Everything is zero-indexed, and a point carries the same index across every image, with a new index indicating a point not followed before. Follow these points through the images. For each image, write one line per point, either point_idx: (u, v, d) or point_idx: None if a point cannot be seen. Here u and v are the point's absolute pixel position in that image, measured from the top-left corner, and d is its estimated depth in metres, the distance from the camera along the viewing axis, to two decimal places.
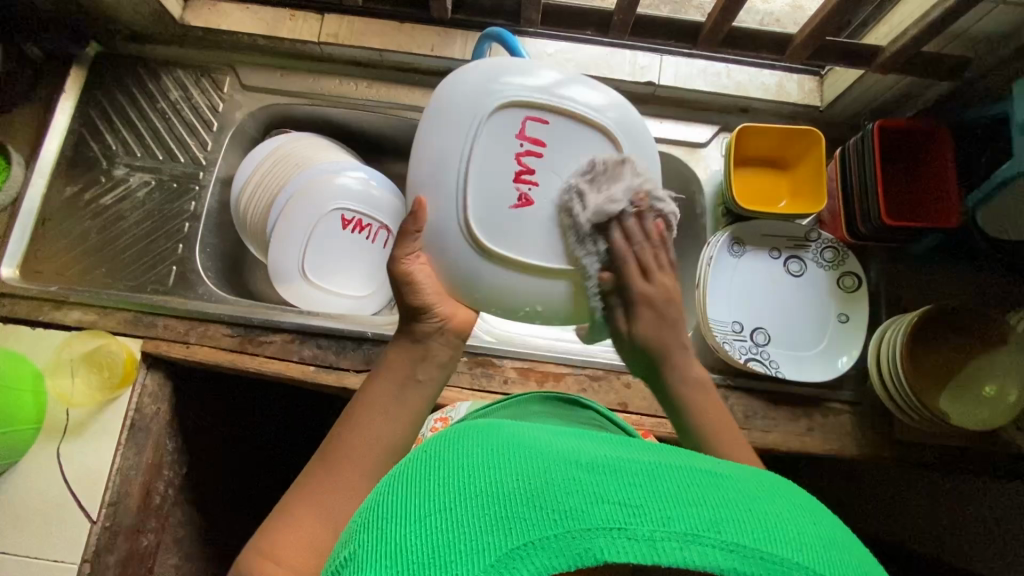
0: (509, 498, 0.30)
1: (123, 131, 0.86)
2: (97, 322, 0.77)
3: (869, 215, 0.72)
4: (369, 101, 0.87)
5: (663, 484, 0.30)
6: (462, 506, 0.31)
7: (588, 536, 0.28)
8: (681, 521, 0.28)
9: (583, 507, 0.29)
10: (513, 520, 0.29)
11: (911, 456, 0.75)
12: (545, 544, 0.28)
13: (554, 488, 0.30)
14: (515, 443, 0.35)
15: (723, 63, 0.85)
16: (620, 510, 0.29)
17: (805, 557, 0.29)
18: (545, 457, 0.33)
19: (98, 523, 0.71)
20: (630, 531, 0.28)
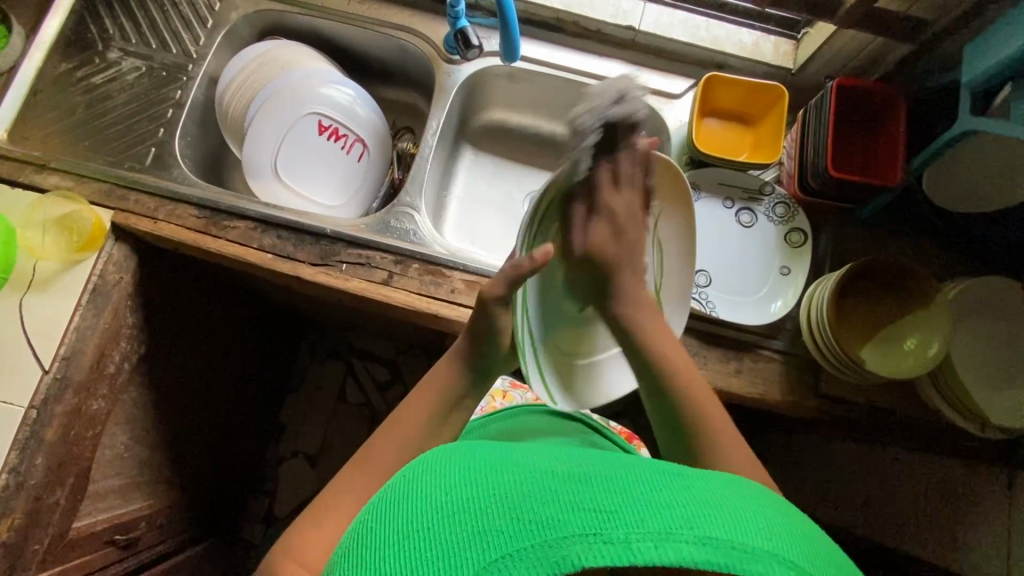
0: (489, 517, 0.34)
1: (122, 18, 0.89)
2: (73, 189, 0.80)
3: (818, 167, 0.74)
4: (360, 15, 0.90)
5: (631, 487, 0.33)
6: (441, 527, 0.34)
7: (562, 543, 0.31)
8: (653, 522, 0.31)
9: (557, 516, 0.32)
10: (496, 533, 0.33)
11: (836, 410, 0.77)
12: (524, 555, 0.31)
13: (529, 499, 0.33)
14: (498, 461, 0.39)
15: (704, 17, 0.87)
16: (595, 516, 0.32)
17: (775, 549, 0.32)
18: (521, 470, 0.36)
19: (49, 373, 0.76)
20: (604, 535, 0.31)
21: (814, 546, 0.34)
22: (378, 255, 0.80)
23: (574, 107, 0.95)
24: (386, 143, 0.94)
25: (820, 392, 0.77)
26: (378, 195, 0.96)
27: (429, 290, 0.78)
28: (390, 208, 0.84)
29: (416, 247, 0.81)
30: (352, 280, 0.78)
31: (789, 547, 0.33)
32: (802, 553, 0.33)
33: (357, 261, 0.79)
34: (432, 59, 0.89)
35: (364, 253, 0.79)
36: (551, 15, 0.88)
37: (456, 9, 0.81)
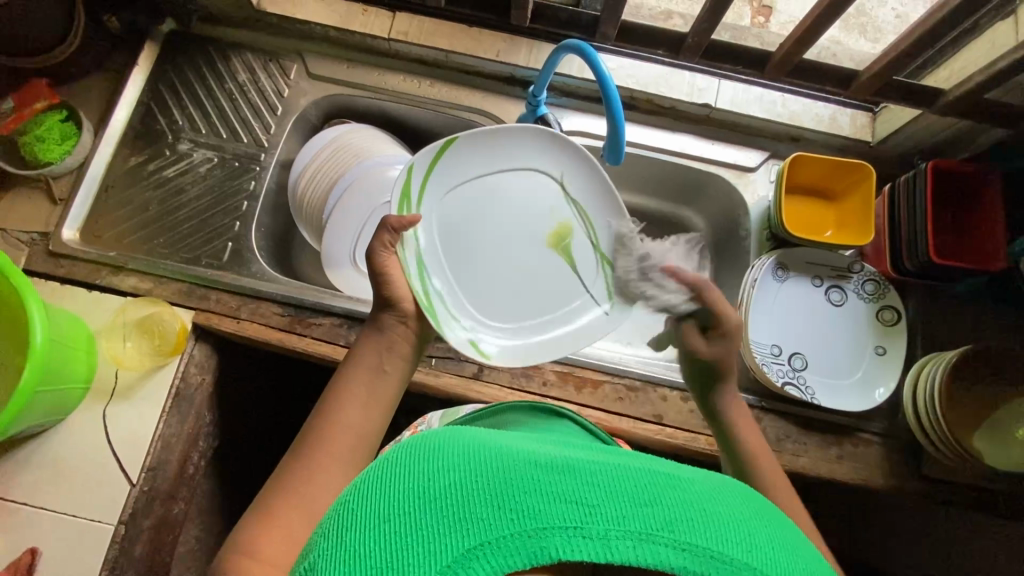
0: (471, 500, 0.33)
1: (190, 107, 0.89)
2: (152, 290, 0.79)
3: (916, 251, 0.73)
4: (430, 99, 0.89)
5: (617, 487, 0.34)
6: (418, 511, 0.34)
7: (543, 535, 0.32)
8: (635, 521, 0.32)
9: (543, 508, 0.32)
10: (477, 520, 0.32)
11: (938, 493, 0.76)
12: (504, 544, 0.32)
13: (514, 487, 0.34)
14: (479, 443, 0.38)
15: (779, 92, 0.87)
16: (578, 510, 0.32)
17: (753, 559, 0.33)
18: (506, 458, 0.36)
19: (137, 486, 0.73)
20: (585, 531, 0.32)
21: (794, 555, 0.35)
22: None
23: (645, 178, 0.94)
24: None
25: (922, 474, 0.76)
26: None
27: (521, 382, 0.77)
28: None
29: None
30: (442, 375, 0.76)
31: (767, 557, 0.33)
32: (776, 560, 0.34)
33: (447, 355, 0.78)
34: None
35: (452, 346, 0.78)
36: (626, 94, 0.87)
37: (537, 98, 0.79)
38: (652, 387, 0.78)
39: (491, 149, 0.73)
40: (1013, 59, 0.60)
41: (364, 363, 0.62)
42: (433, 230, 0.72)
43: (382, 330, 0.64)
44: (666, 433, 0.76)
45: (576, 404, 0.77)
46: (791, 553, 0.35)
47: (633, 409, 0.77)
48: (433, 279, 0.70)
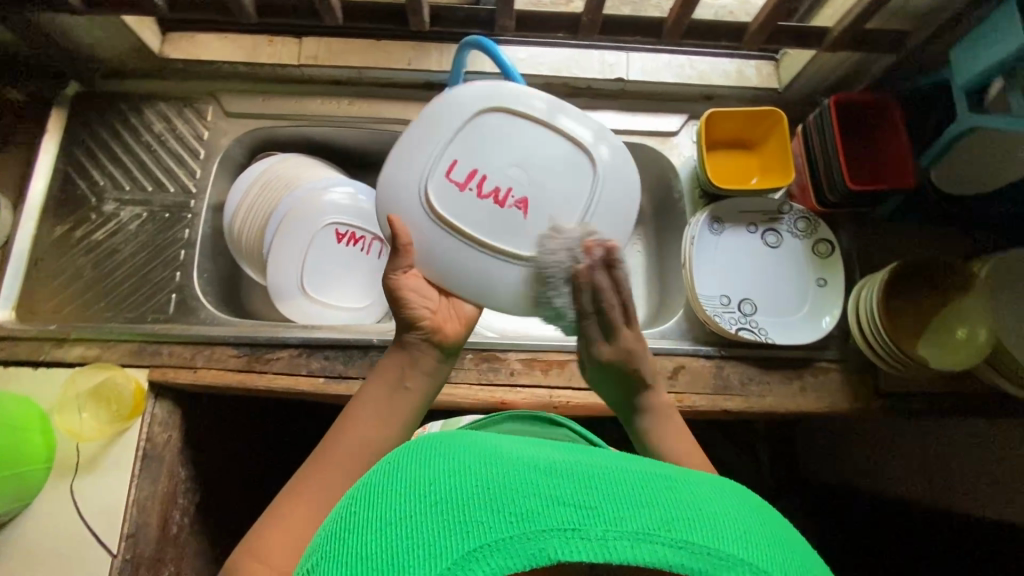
0: (474, 504, 0.34)
1: (110, 166, 0.87)
2: (101, 355, 0.77)
3: (834, 182, 0.77)
4: (352, 118, 0.90)
5: (612, 485, 0.35)
6: (423, 515, 0.34)
7: (539, 536, 0.32)
8: (633, 522, 0.33)
9: (539, 509, 0.33)
10: (476, 522, 0.33)
11: (899, 405, 0.79)
12: (502, 546, 0.32)
13: (512, 491, 0.34)
14: (486, 448, 0.38)
15: (686, 55, 0.90)
16: (575, 511, 0.33)
17: (748, 554, 0.34)
18: (511, 460, 0.36)
19: (118, 556, 0.71)
20: (582, 531, 0.32)
21: (788, 552, 0.35)
22: None
23: None
24: None
25: (881, 391, 0.80)
26: None
27: (488, 377, 0.78)
28: None
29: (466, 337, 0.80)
30: None
31: (766, 557, 0.34)
32: (769, 556, 0.34)
33: None
34: None
35: None
36: (541, 81, 0.89)
37: None
38: None
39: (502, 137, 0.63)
40: None
41: (384, 378, 0.59)
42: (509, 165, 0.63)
43: (406, 347, 0.60)
44: None
45: (545, 387, 0.78)
46: (791, 552, 0.36)
47: None
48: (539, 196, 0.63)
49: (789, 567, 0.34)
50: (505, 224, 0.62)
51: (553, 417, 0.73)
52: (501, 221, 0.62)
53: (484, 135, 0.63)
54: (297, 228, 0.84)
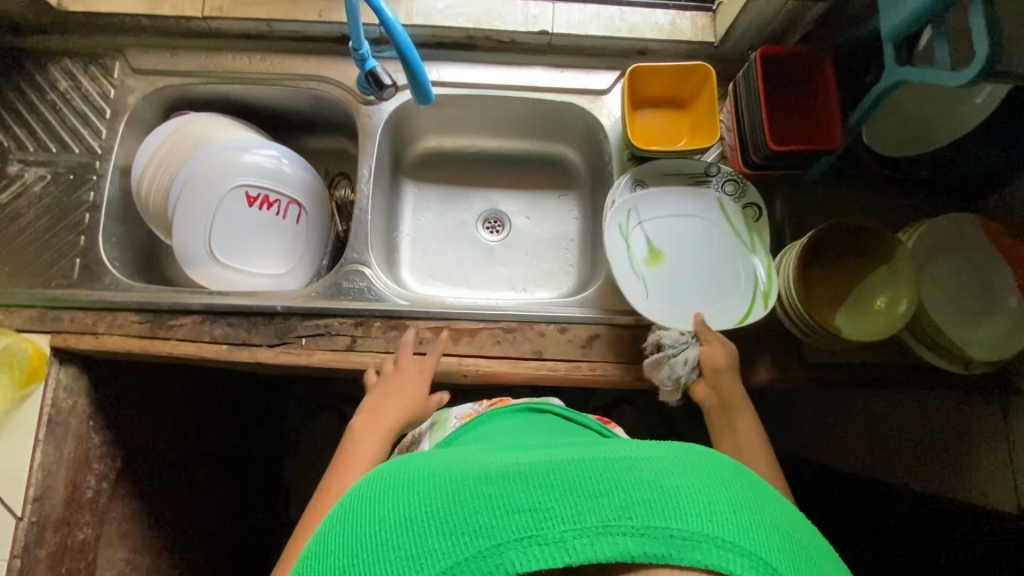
0: (433, 531, 0.34)
1: (13, 126, 0.84)
2: (3, 321, 0.76)
3: (759, 143, 0.73)
4: (263, 75, 0.85)
5: (568, 484, 0.35)
6: (387, 555, 0.34)
7: (498, 551, 0.33)
8: (592, 515, 0.33)
9: (497, 524, 0.34)
10: (430, 552, 0.34)
11: (822, 377, 0.77)
12: (467, 568, 0.33)
13: (464, 511, 0.35)
14: (447, 471, 0.39)
15: (616, 6, 0.84)
16: (533, 518, 0.33)
17: (712, 528, 0.33)
18: (466, 477, 0.37)
19: (23, 519, 0.72)
20: (541, 537, 0.33)
21: (757, 513, 0.35)
22: (336, 322, 0.77)
23: (505, 117, 0.93)
24: (321, 194, 0.91)
25: (804, 361, 0.77)
26: (326, 250, 0.93)
27: (397, 345, 0.76)
28: (338, 269, 0.80)
29: (376, 303, 0.78)
30: (314, 353, 0.75)
31: (732, 527, 0.33)
32: (730, 521, 0.34)
33: (316, 332, 0.76)
34: (349, 104, 0.86)
35: (321, 322, 0.77)
36: (461, 35, 0.84)
37: (361, 52, 0.76)
38: (529, 325, 0.78)
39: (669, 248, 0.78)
40: None
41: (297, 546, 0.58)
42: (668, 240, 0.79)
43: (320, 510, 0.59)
44: (547, 367, 0.76)
45: (454, 355, 0.77)
46: (756, 514, 0.35)
47: (513, 350, 0.77)
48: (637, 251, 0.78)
49: (759, 536, 0.34)
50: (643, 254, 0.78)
51: (534, 403, 0.70)
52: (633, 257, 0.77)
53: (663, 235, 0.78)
54: (219, 196, 0.81)
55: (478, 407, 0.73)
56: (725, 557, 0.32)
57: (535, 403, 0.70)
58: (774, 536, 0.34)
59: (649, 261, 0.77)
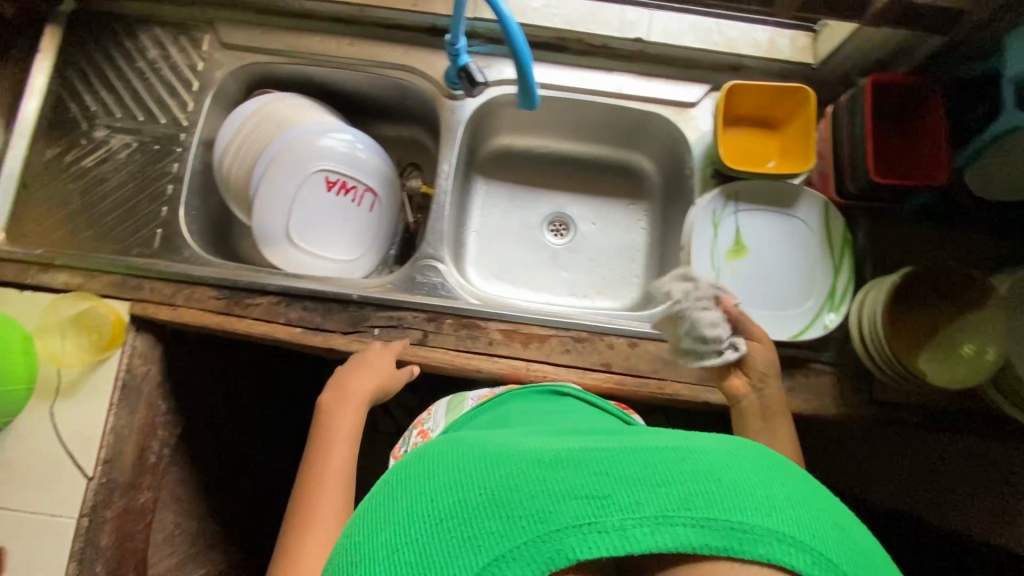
0: (486, 515, 0.34)
1: (102, 91, 0.84)
2: (85, 285, 0.77)
3: (856, 173, 0.72)
4: (350, 59, 0.85)
5: (625, 473, 0.34)
6: (437, 537, 0.34)
7: (555, 537, 0.32)
8: (650, 506, 0.33)
9: (553, 509, 0.33)
10: (484, 533, 0.33)
11: (891, 416, 0.76)
12: (520, 554, 0.32)
13: (518, 494, 0.34)
14: (493, 455, 0.38)
15: (715, 18, 0.82)
16: (589, 505, 0.33)
17: (774, 521, 0.32)
18: (515, 461, 0.37)
19: (94, 479, 0.74)
20: (600, 525, 0.32)
21: (814, 505, 0.35)
22: (409, 315, 0.77)
23: (585, 121, 0.92)
24: (394, 185, 0.91)
25: (874, 399, 0.76)
26: (393, 240, 0.94)
27: (467, 344, 0.77)
28: (413, 263, 0.80)
29: (449, 301, 0.78)
30: (386, 344, 0.76)
31: (793, 520, 0.33)
32: (793, 516, 0.33)
33: (389, 324, 0.77)
34: (434, 96, 0.85)
35: (395, 315, 0.77)
36: (554, 35, 0.83)
37: (456, 47, 0.75)
38: (599, 336, 0.77)
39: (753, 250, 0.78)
40: None
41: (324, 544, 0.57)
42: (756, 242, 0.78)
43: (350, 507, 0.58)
44: (614, 381, 0.76)
45: (522, 360, 0.76)
46: (815, 508, 0.34)
47: (581, 359, 0.77)
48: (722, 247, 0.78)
49: (821, 529, 0.33)
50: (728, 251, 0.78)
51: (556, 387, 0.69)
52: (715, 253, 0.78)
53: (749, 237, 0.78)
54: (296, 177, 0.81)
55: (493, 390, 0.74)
56: (787, 551, 0.31)
57: (559, 387, 0.70)
58: (835, 528, 0.33)
59: (730, 256, 0.78)
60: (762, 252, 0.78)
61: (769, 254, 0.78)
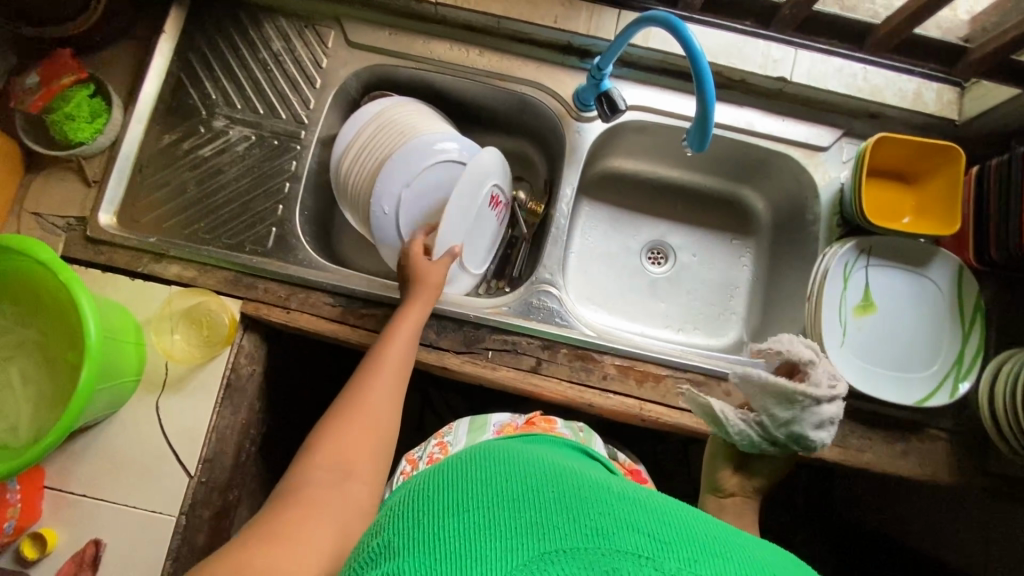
0: (556, 512, 0.36)
1: (223, 80, 0.82)
2: (198, 279, 0.76)
3: (1006, 242, 0.70)
4: (479, 70, 0.83)
5: (690, 532, 0.36)
6: (505, 510, 0.36)
7: (613, 556, 0.33)
8: (708, 567, 0.34)
9: (619, 532, 0.35)
10: (550, 527, 0.35)
11: (1005, 490, 0.74)
12: (576, 556, 0.33)
13: (589, 509, 0.36)
14: (569, 478, 0.41)
15: (861, 63, 0.80)
16: (651, 543, 0.34)
17: None
18: (588, 487, 0.39)
19: (195, 478, 0.72)
20: (656, 562, 0.33)
21: None
22: (524, 341, 0.76)
23: (704, 153, 0.89)
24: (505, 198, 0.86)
25: (988, 470, 0.75)
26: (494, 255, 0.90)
27: (580, 376, 0.75)
28: (529, 287, 0.79)
29: (564, 330, 0.76)
30: (500, 369, 0.74)
31: None
32: None
33: (503, 348, 0.75)
34: (560, 116, 0.83)
35: (509, 339, 0.75)
36: None
37: (602, 71, 0.74)
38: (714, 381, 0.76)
39: (880, 311, 0.76)
40: None
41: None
42: (885, 305, 0.76)
43: None
44: None
45: (636, 398, 0.75)
46: None
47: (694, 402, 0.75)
48: (851, 305, 0.76)
49: None
50: (857, 310, 0.76)
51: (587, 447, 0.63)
52: (844, 310, 0.76)
53: (879, 297, 0.76)
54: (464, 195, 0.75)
55: (517, 418, 0.75)
56: None
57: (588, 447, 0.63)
58: None
59: (858, 312, 0.76)
60: (891, 314, 0.76)
61: (897, 315, 0.76)
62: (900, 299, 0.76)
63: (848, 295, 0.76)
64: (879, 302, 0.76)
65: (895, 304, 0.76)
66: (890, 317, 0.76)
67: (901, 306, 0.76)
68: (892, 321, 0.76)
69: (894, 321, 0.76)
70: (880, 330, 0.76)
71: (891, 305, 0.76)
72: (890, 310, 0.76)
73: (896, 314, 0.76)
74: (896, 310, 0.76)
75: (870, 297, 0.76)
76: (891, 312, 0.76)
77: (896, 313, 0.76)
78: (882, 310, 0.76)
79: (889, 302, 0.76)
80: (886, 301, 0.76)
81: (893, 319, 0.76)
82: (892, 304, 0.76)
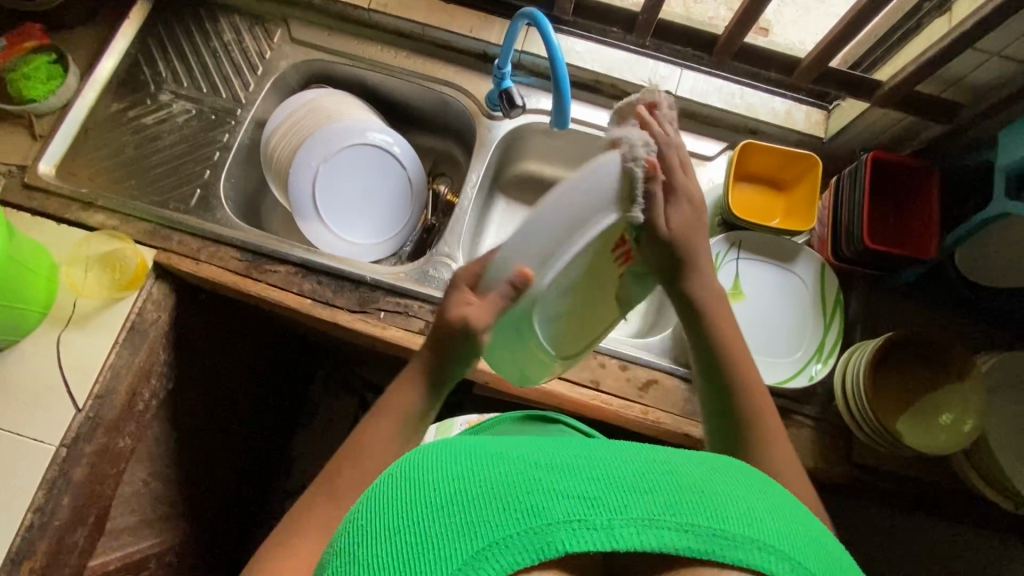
0: (474, 503, 0.29)
1: (175, 62, 0.92)
2: (119, 227, 0.82)
3: (852, 236, 0.76)
4: (404, 69, 0.93)
5: (619, 471, 0.30)
6: (420, 521, 0.29)
7: (546, 529, 0.28)
8: (640, 507, 0.28)
9: (544, 503, 0.28)
10: (468, 523, 0.28)
11: (868, 479, 0.76)
12: (505, 544, 0.27)
13: (510, 483, 0.29)
14: (484, 447, 0.33)
15: (738, 85, 0.90)
16: (580, 501, 0.28)
17: (771, 538, 0.29)
18: (502, 453, 0.31)
19: (82, 412, 0.75)
20: (588, 521, 0.28)
21: (805, 533, 0.31)
22: (415, 305, 0.81)
23: None
24: (420, 183, 0.94)
25: (853, 460, 0.77)
26: (411, 237, 0.96)
27: None
28: (429, 257, 0.85)
29: None
30: (389, 329, 0.79)
31: (781, 535, 0.30)
32: (777, 531, 0.30)
33: (395, 310, 0.80)
34: (472, 113, 0.92)
35: (402, 302, 0.80)
36: (591, 78, 0.91)
37: (502, 71, 0.83)
38: (592, 355, 0.80)
39: (748, 298, 0.82)
40: (940, 49, 0.66)
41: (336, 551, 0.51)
42: (754, 294, 0.82)
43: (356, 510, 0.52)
44: (602, 400, 0.78)
45: None
46: (799, 525, 0.31)
47: (570, 373, 0.79)
48: (720, 289, 0.82)
49: (815, 556, 0.30)
50: (726, 296, 0.82)
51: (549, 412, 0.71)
52: None
53: (748, 286, 0.82)
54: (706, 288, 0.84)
55: (482, 416, 0.83)
56: (767, 560, 0.28)
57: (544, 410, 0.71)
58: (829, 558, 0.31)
59: (728, 298, 0.81)
60: (759, 302, 0.82)
61: (764, 305, 0.82)
62: (767, 290, 0.82)
63: (718, 281, 0.82)
64: (748, 292, 0.82)
65: (762, 294, 0.82)
66: (757, 305, 0.82)
67: (766, 296, 0.82)
68: (759, 309, 0.82)
69: (760, 309, 0.82)
70: (748, 316, 0.81)
71: (758, 295, 0.82)
72: (758, 299, 0.82)
73: (764, 303, 0.82)
74: (763, 299, 0.82)
75: (739, 285, 0.82)
76: (758, 301, 0.82)
77: (764, 303, 0.82)
78: (750, 298, 0.82)
79: (758, 292, 0.82)
80: (754, 290, 0.82)
81: (760, 308, 0.82)
82: (760, 294, 0.82)
